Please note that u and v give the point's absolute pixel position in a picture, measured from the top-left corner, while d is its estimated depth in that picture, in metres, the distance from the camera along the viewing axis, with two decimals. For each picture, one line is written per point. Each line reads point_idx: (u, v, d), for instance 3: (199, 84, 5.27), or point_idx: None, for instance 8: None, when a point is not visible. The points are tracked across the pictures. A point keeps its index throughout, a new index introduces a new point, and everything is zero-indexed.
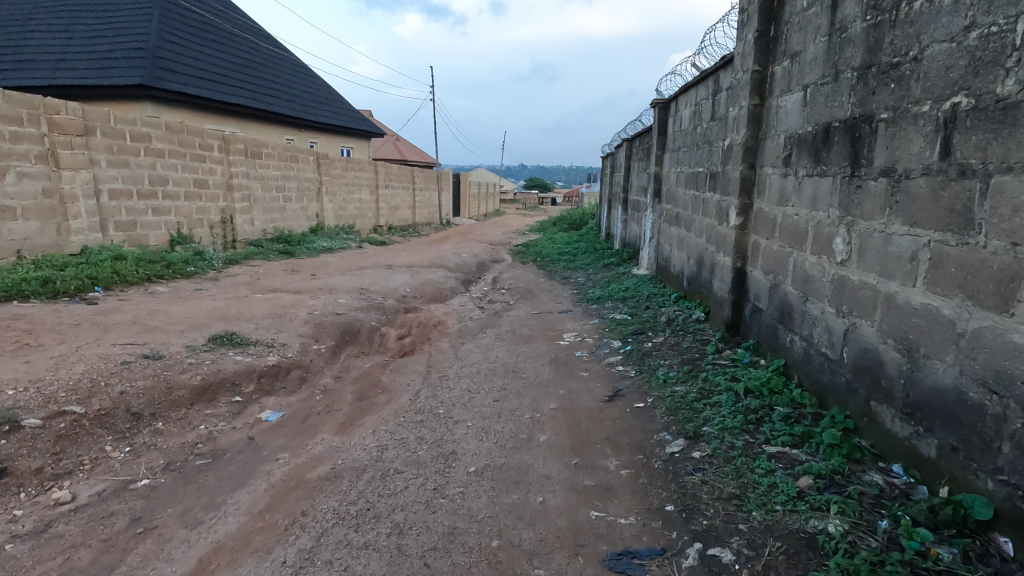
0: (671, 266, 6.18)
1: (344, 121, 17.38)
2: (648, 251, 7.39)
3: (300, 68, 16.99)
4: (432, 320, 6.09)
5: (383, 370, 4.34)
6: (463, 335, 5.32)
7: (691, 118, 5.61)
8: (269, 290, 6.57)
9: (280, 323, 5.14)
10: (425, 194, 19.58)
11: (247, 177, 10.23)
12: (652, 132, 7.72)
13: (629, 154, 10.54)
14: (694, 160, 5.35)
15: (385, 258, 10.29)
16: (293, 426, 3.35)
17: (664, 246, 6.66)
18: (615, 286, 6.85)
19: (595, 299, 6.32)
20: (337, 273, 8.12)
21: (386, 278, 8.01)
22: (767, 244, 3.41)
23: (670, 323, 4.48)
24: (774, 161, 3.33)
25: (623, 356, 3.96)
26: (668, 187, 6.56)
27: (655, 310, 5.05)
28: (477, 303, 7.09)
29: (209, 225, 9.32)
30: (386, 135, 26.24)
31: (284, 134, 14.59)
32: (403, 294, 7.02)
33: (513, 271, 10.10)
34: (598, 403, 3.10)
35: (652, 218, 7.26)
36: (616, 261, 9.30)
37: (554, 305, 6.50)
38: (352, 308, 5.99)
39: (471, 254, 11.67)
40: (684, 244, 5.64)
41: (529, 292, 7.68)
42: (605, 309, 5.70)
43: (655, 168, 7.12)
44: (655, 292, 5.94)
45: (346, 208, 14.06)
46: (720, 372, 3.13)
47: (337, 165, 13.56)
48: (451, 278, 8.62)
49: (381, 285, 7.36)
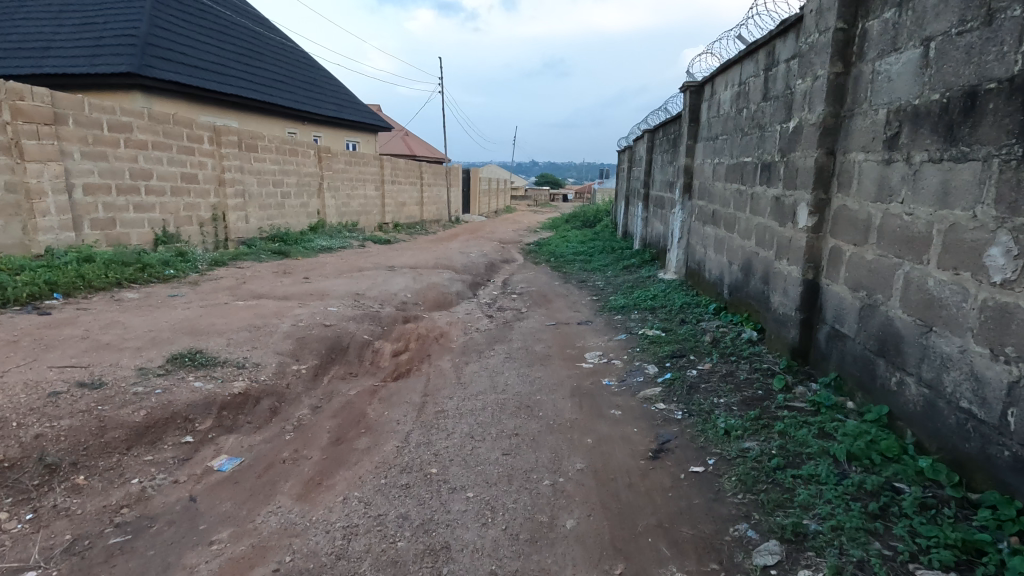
0: (707, 271, 5.42)
1: (349, 114, 16.72)
2: (675, 253, 6.62)
3: (304, 58, 16.35)
4: (434, 332, 5.37)
5: (370, 399, 3.64)
6: (468, 352, 4.60)
7: (733, 100, 4.83)
8: (253, 295, 5.90)
9: (256, 338, 4.45)
10: (434, 190, 18.86)
11: (241, 172, 9.58)
12: (681, 120, 6.93)
13: (651, 146, 9.71)
14: (738, 148, 4.58)
15: (388, 258, 9.59)
16: (250, 480, 2.66)
17: (697, 249, 5.88)
18: (640, 293, 6.08)
19: (619, 309, 5.56)
20: (333, 275, 7.44)
21: (386, 282, 7.31)
22: (855, 252, 2.66)
23: (716, 344, 3.72)
24: (868, 144, 2.57)
25: (662, 387, 3.21)
26: (703, 181, 5.77)
27: (693, 326, 4.29)
28: (484, 311, 6.38)
29: (198, 223, 8.70)
30: (394, 130, 25.59)
31: (286, 127, 13.96)
32: (403, 302, 6.31)
33: (524, 272, 9.36)
34: (639, 462, 2.36)
35: (681, 215, 6.49)
36: (638, 262, 8.51)
37: (571, 315, 5.75)
38: (343, 318, 5.29)
39: (480, 254, 10.96)
40: (725, 248, 4.88)
41: (542, 298, 6.93)
42: (631, 322, 4.94)
43: (685, 160, 6.33)
44: (688, 302, 5.17)
45: (349, 205, 13.41)
46: (801, 421, 2.39)
47: (340, 160, 12.88)
48: (457, 281, 7.90)
49: (379, 290, 6.66)
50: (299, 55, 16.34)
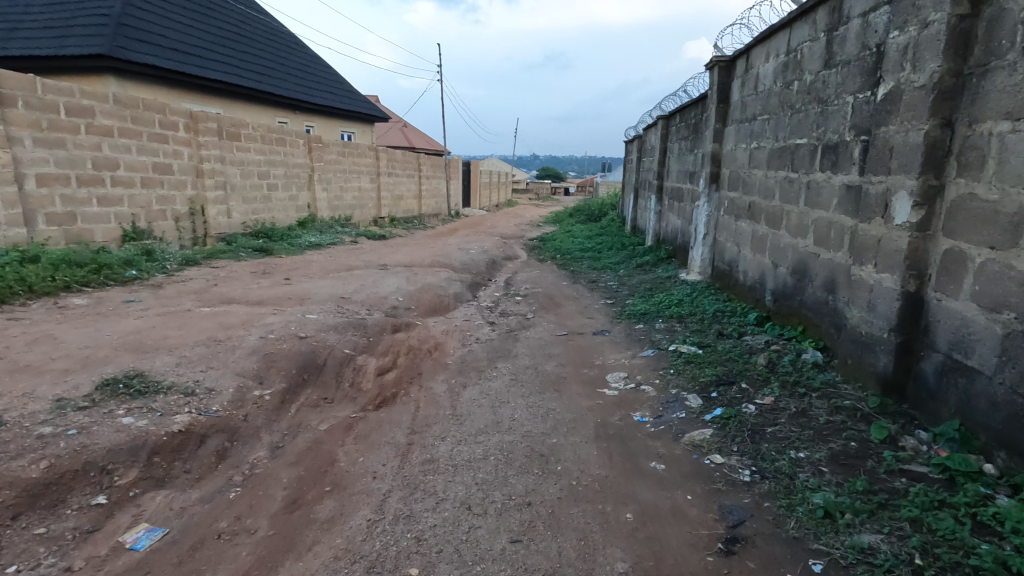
0: (743, 273, 4.71)
1: (343, 103, 15.97)
2: (699, 251, 5.90)
3: (294, 44, 15.58)
4: (427, 344, 4.66)
5: (344, 436, 2.93)
6: (466, 370, 3.89)
7: (779, 72, 4.10)
8: (222, 300, 5.19)
9: (214, 355, 3.74)
10: (432, 183, 18.09)
11: (222, 162, 8.85)
12: (706, 102, 6.20)
13: (666, 134, 8.95)
14: (787, 128, 3.86)
15: (381, 256, 8.88)
16: (167, 565, 1.96)
17: (729, 247, 5.15)
18: (663, 297, 5.34)
19: (640, 317, 4.84)
20: (317, 276, 6.72)
21: (376, 283, 6.59)
22: (993, 258, 1.94)
23: (772, 368, 3.01)
24: (1020, 107, 1.85)
25: (715, 428, 2.50)
26: (736, 170, 5.03)
27: (737, 342, 3.58)
28: (486, 317, 5.66)
29: (174, 218, 8.00)
30: (392, 121, 24.80)
31: (275, 116, 13.24)
32: (394, 308, 5.59)
33: (529, 271, 8.65)
34: (706, 562, 1.66)
35: (706, 208, 5.77)
36: (653, 261, 7.78)
37: (584, 323, 5.03)
38: (323, 329, 4.57)
39: (481, 251, 10.24)
40: (768, 247, 4.16)
41: (550, 302, 6.20)
42: (658, 334, 4.21)
43: (712, 146, 5.59)
44: (723, 310, 4.44)
45: (342, 198, 12.68)
46: (937, 498, 1.69)
47: (332, 150, 12.14)
48: (455, 281, 7.18)
49: (368, 293, 5.94)
50: (290, 40, 15.59)
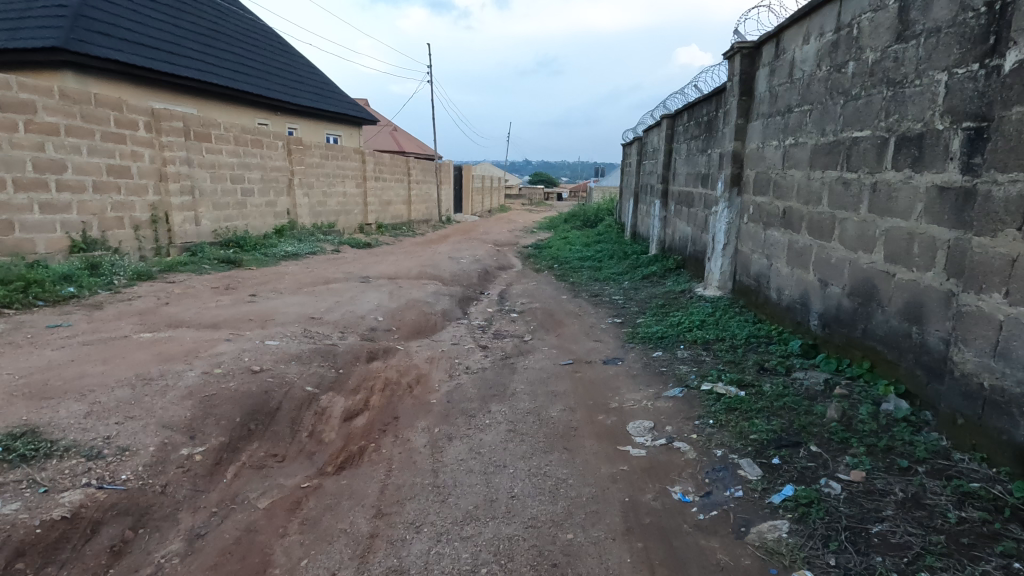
0: (777, 289, 4.04)
1: (329, 104, 15.25)
2: (717, 262, 5.24)
3: (277, 43, 14.89)
4: (408, 375, 3.95)
5: (288, 521, 2.21)
6: (452, 414, 3.18)
7: (825, 53, 3.46)
8: (169, 323, 4.46)
9: (138, 399, 3.00)
10: (422, 188, 17.39)
11: (189, 164, 8.11)
12: (722, 95, 5.55)
13: (671, 134, 8.32)
14: (840, 118, 3.21)
15: (363, 266, 8.16)
16: None
17: (757, 260, 4.49)
18: (681, 316, 4.67)
19: (658, 342, 4.15)
20: (288, 291, 6.00)
21: (354, 299, 5.87)
22: None
23: (846, 423, 2.33)
24: None
25: (792, 521, 1.81)
26: (765, 170, 4.38)
27: (786, 381, 2.91)
28: (477, 339, 4.95)
29: (133, 226, 7.24)
30: (381, 125, 24.13)
31: (255, 117, 12.50)
32: (372, 330, 4.87)
33: (525, 283, 7.95)
34: None
35: (725, 215, 5.11)
36: (661, 272, 7.11)
37: (591, 348, 4.33)
38: (283, 360, 3.84)
39: (472, 260, 9.56)
40: (813, 260, 3.50)
41: (550, 321, 5.51)
42: (683, 366, 3.53)
43: (733, 145, 4.94)
44: (757, 336, 3.77)
45: (325, 204, 11.94)
46: None
47: (314, 153, 11.41)
48: (443, 296, 6.47)
49: (343, 311, 5.22)
50: (272, 39, 14.89)
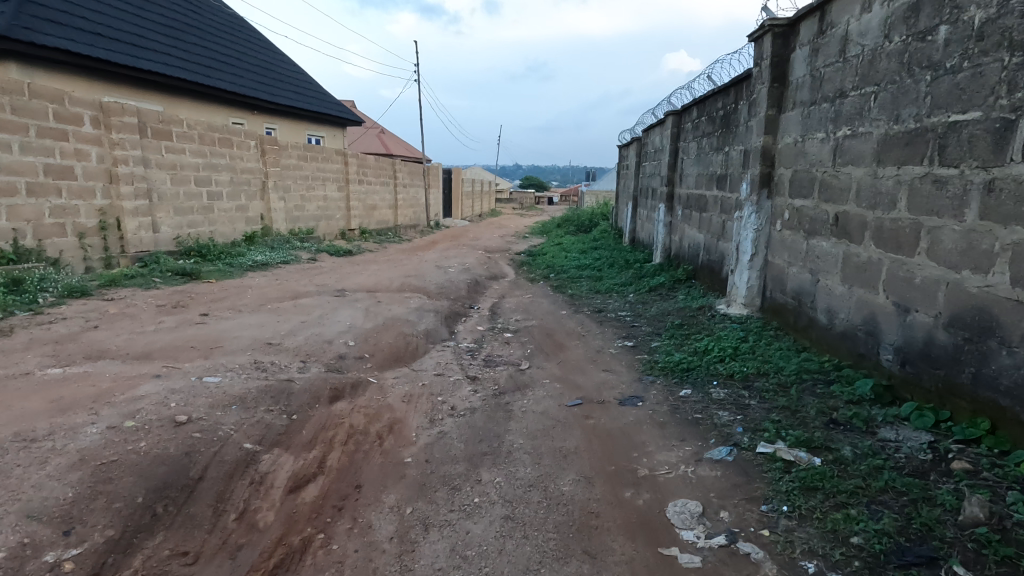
0: (828, 311, 3.34)
1: (311, 103, 14.50)
2: (742, 275, 4.54)
3: (253, 38, 14.07)
4: (379, 420, 3.20)
5: None
6: (430, 483, 2.44)
7: (898, 19, 2.77)
8: (89, 354, 3.66)
9: (4, 474, 2.23)
10: (409, 192, 16.62)
11: (145, 164, 7.30)
12: (746, 83, 4.86)
13: (677, 132, 7.64)
14: (928, 98, 2.51)
15: (340, 278, 7.37)
16: None
17: (796, 275, 3.80)
18: (704, 340, 3.96)
19: (684, 375, 3.43)
20: (248, 309, 5.21)
21: (323, 318, 5.09)
22: None
23: (999, 526, 1.61)
24: None
25: None
26: (807, 169, 3.69)
27: (872, 443, 2.20)
28: (465, 368, 4.21)
29: (76, 233, 6.42)
30: (367, 126, 23.30)
31: (229, 116, 11.69)
32: (341, 359, 4.10)
33: (518, 296, 7.21)
34: None
35: (752, 220, 4.41)
36: (669, 284, 6.41)
37: (602, 382, 3.61)
38: (221, 404, 3.08)
39: (461, 269, 8.81)
40: (884, 279, 2.80)
41: (548, 344, 4.77)
42: (722, 413, 2.82)
43: (762, 139, 4.25)
44: (809, 371, 3.07)
45: (303, 208, 11.14)
46: None
47: (290, 154, 10.62)
48: (427, 312, 5.72)
49: (307, 335, 4.45)
50: (249, 35, 14.08)
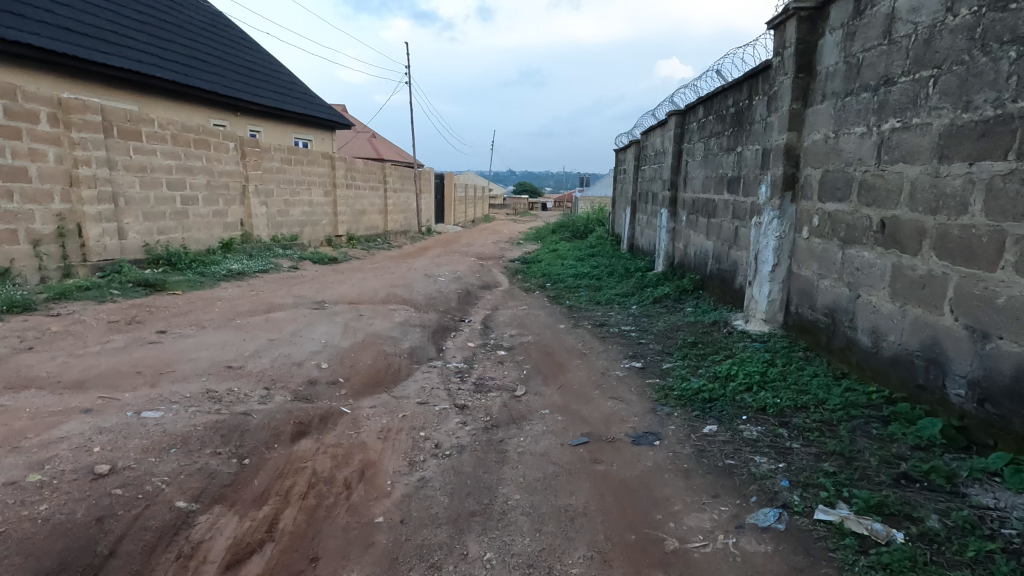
0: (874, 332, 2.88)
1: (298, 106, 13.99)
2: (762, 288, 4.08)
3: (238, 38, 13.60)
4: (348, 464, 2.70)
5: None
6: (404, 557, 1.95)
7: None
8: (11, 383, 3.14)
9: None
10: (400, 197, 16.11)
11: (110, 166, 6.78)
12: (763, 75, 4.42)
13: (680, 133, 7.21)
14: (1013, 79, 2.07)
15: (321, 288, 6.86)
16: None
17: (829, 289, 3.35)
18: (725, 363, 3.49)
19: (706, 407, 2.95)
20: (212, 326, 4.69)
21: (295, 335, 4.58)
22: None
23: None
24: None
25: None
26: (842, 168, 3.24)
27: (967, 513, 1.73)
28: (453, 394, 3.72)
29: (29, 240, 5.88)
30: (358, 130, 22.80)
31: (210, 117, 11.17)
32: (311, 385, 3.59)
33: (512, 307, 6.73)
34: None
35: (774, 227, 3.95)
36: (675, 294, 5.95)
37: (609, 414, 3.13)
38: (156, 447, 2.57)
39: (452, 278, 8.31)
40: (952, 298, 2.35)
41: (546, 364, 4.29)
42: (760, 460, 2.34)
43: (785, 137, 3.80)
44: (856, 405, 2.60)
45: (286, 214, 10.62)
46: None
47: (273, 156, 10.11)
48: (413, 327, 5.22)
49: (274, 356, 3.94)
50: (233, 34, 13.61)
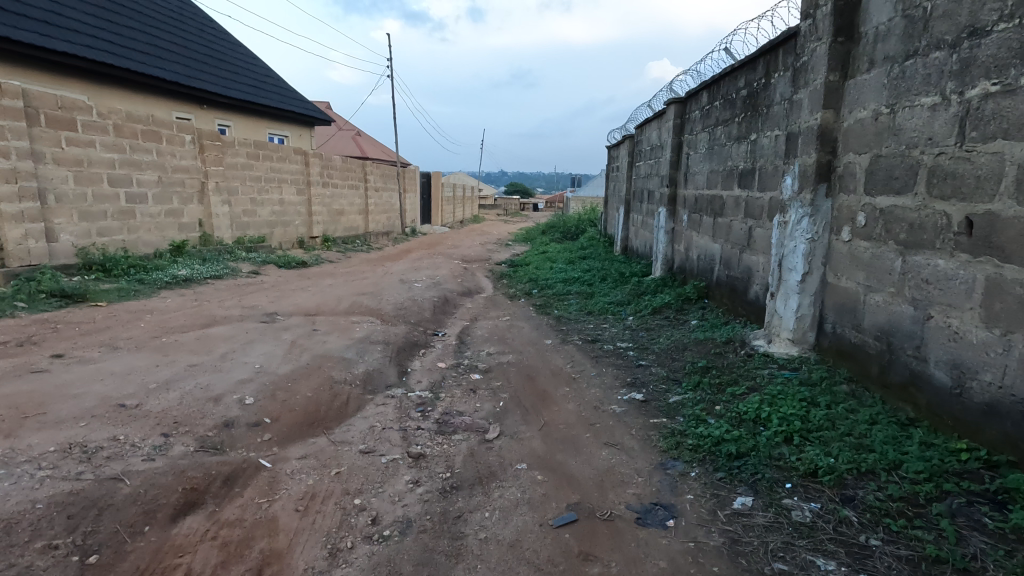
0: (957, 366, 2.17)
1: (273, 100, 13.14)
2: (788, 301, 3.36)
3: (207, 27, 12.79)
4: (243, 557, 1.94)
5: None
6: None
7: None
8: None
9: None
10: (382, 196, 15.31)
11: (35, 159, 5.96)
12: (786, 46, 3.70)
13: (681, 124, 6.50)
14: None
15: (277, 297, 6.06)
16: None
17: (884, 306, 2.64)
18: (748, 400, 2.75)
19: (735, 466, 2.22)
20: (126, 346, 3.90)
21: (225, 357, 3.79)
22: None
23: None
24: None
25: None
26: (903, 152, 2.53)
27: None
28: (408, 437, 2.96)
29: None
30: (341, 128, 21.98)
31: (173, 110, 10.33)
32: (224, 430, 2.81)
33: (494, 318, 5.97)
34: None
35: (804, 227, 3.23)
36: (677, 304, 5.24)
37: (606, 474, 2.39)
38: None
39: (430, 284, 7.54)
40: None
41: (528, 394, 3.54)
42: (826, 568, 1.60)
43: (820, 117, 3.09)
44: (947, 474, 1.88)
45: (253, 213, 9.80)
46: None
47: (238, 151, 9.28)
48: (374, 345, 4.45)
49: (187, 388, 3.16)
50: (202, 23, 12.80)
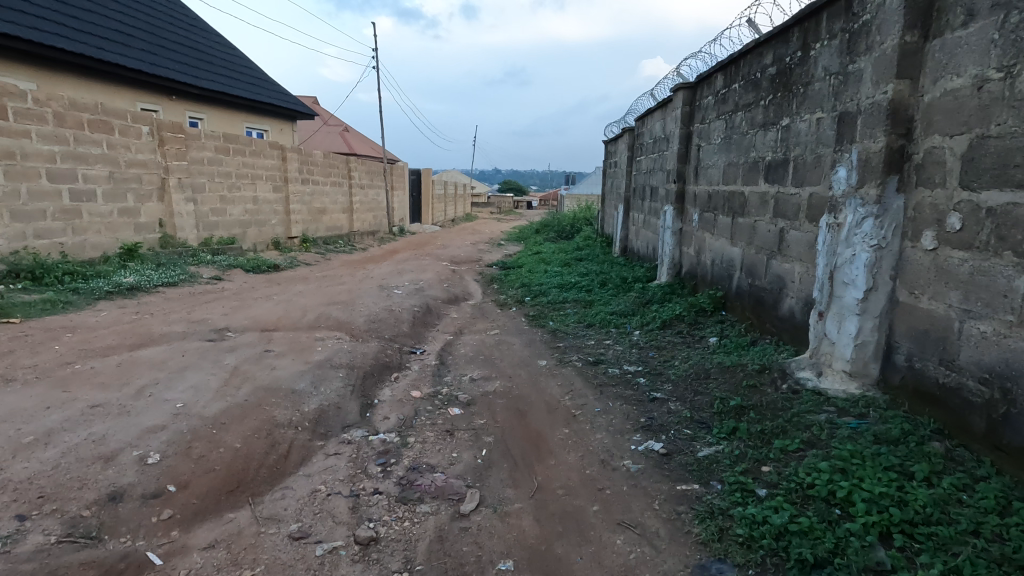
0: None
1: (251, 91, 12.35)
2: (843, 324, 2.67)
3: (179, 13, 11.97)
4: None
5: None
6: None
7: None
8: None
9: None
10: (368, 194, 14.54)
11: None
12: (835, 7, 3.01)
13: (690, 111, 5.81)
14: None
15: (235, 308, 5.34)
16: None
17: (995, 339, 1.96)
18: (809, 463, 2.06)
19: None
20: (20, 377, 3.18)
21: (142, 391, 3.07)
22: None
23: None
24: None
25: None
26: None
27: None
28: (359, 508, 2.25)
29: None
30: (328, 124, 21.19)
31: (138, 101, 9.54)
32: (109, 506, 2.10)
33: (480, 331, 5.26)
34: None
35: (866, 231, 2.54)
36: (691, 316, 4.55)
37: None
38: None
39: (412, 290, 6.81)
40: None
41: (518, 439, 2.84)
42: None
43: (892, 90, 2.40)
44: None
45: (222, 212, 9.04)
46: None
47: (205, 145, 8.48)
48: (335, 370, 3.73)
49: (74, 441, 2.44)
50: (174, 9, 11.99)
